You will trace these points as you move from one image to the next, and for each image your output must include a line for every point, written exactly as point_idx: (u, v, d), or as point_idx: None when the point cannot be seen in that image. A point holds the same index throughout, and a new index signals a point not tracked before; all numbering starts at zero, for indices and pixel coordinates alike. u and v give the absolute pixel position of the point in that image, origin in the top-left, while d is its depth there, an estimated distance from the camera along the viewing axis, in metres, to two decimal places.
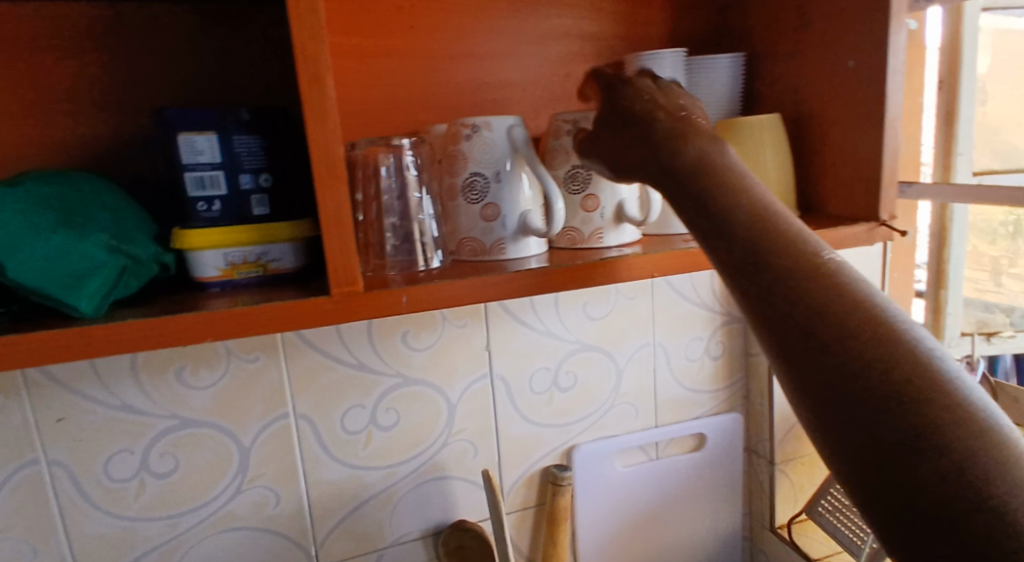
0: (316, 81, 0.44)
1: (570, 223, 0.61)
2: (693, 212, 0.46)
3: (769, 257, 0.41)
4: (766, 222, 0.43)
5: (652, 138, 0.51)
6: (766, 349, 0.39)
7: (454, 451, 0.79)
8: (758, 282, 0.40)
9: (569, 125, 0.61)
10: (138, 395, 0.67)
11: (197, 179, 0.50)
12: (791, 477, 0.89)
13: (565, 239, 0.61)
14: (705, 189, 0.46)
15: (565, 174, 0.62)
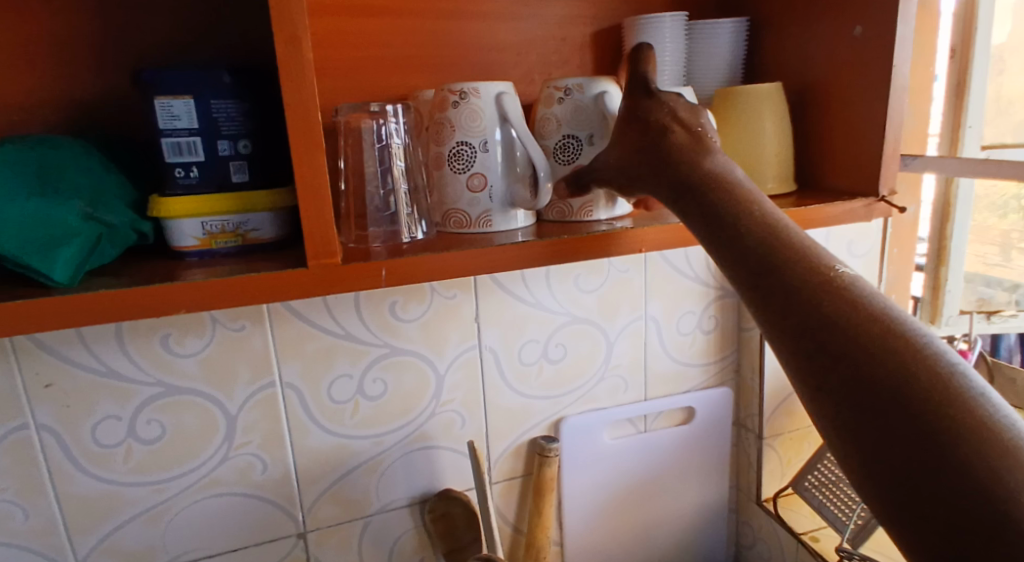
0: (294, 41, 0.42)
1: (559, 195, 0.60)
2: (706, 224, 0.47)
3: (781, 268, 0.42)
4: (778, 236, 0.44)
5: (661, 151, 0.51)
6: (786, 357, 0.40)
7: (442, 422, 0.79)
8: (771, 291, 0.42)
9: (560, 93, 0.59)
10: (125, 362, 0.66)
11: (174, 144, 0.48)
12: (779, 451, 0.90)
13: (555, 213, 0.60)
14: (720, 202, 0.47)
15: (555, 144, 0.60)
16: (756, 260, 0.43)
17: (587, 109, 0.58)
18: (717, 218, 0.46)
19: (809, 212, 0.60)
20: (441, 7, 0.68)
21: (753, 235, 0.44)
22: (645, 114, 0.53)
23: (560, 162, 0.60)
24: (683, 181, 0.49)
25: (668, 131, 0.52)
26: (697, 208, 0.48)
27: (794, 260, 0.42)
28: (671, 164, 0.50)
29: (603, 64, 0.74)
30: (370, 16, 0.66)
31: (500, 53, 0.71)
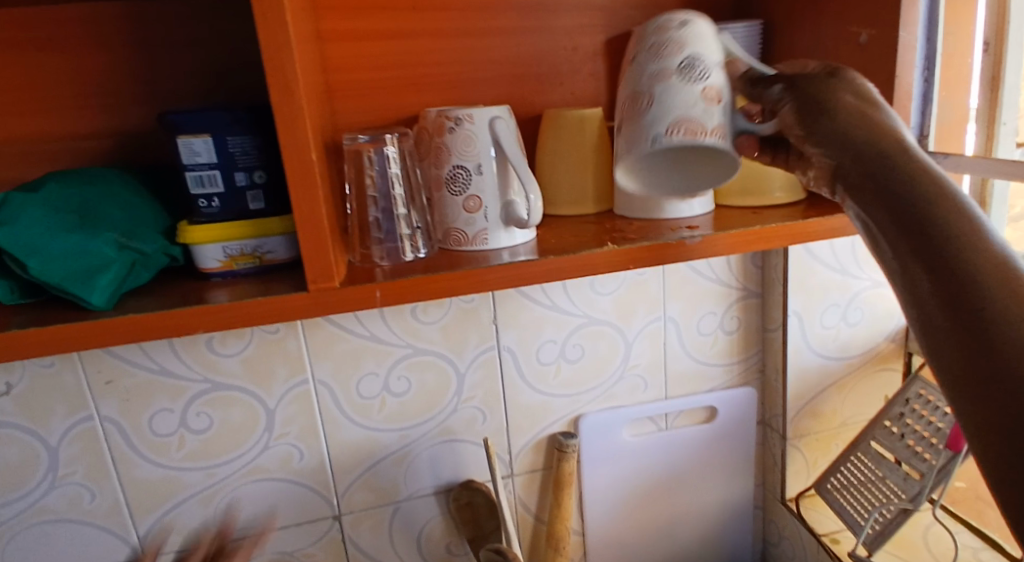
0: (287, 90, 0.46)
1: (687, 113, 0.54)
2: (880, 203, 0.45)
3: (945, 240, 0.41)
4: (954, 221, 0.41)
5: (836, 127, 0.50)
6: (937, 350, 0.39)
7: (465, 418, 0.84)
8: (924, 258, 0.41)
9: (675, 22, 0.57)
10: (175, 361, 0.74)
11: (197, 178, 0.54)
12: (804, 451, 0.90)
13: (683, 134, 0.53)
14: (898, 180, 0.45)
15: (678, 64, 0.55)
16: (915, 232, 0.42)
17: (708, 42, 0.57)
18: (891, 194, 0.45)
19: (810, 226, 0.61)
20: (451, 28, 0.71)
21: (927, 211, 0.42)
22: (839, 90, 0.51)
23: (686, 80, 0.55)
24: (864, 156, 0.47)
25: (848, 110, 0.50)
26: (866, 188, 0.46)
27: (962, 237, 0.40)
28: (854, 137, 0.48)
29: (613, 72, 0.75)
30: (382, 40, 0.70)
31: (510, 68, 0.73)
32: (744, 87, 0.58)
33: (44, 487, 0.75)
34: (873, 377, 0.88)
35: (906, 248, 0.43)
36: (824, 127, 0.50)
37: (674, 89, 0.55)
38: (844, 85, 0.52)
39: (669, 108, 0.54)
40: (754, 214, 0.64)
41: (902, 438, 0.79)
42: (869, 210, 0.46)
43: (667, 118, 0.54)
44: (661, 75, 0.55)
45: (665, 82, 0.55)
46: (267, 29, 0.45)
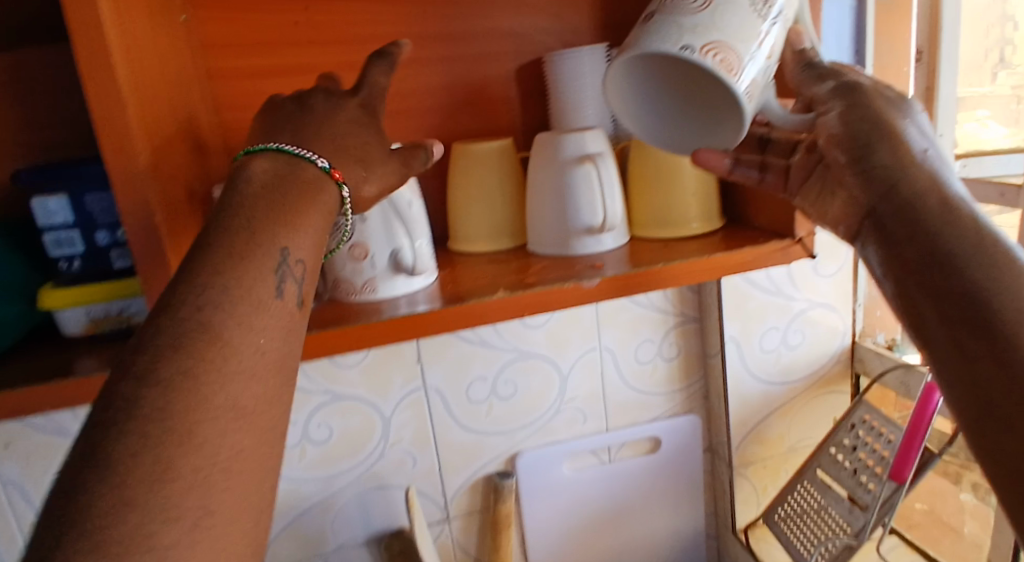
0: (122, 148, 0.41)
1: (731, 40, 0.43)
2: (917, 249, 0.42)
3: (985, 296, 0.39)
4: (996, 276, 0.39)
5: (868, 159, 0.45)
6: (962, 405, 0.40)
7: (393, 462, 0.80)
8: (974, 327, 0.39)
9: None
10: (74, 421, 0.69)
11: (54, 239, 0.50)
12: (752, 479, 0.86)
13: (715, 59, 0.43)
14: (937, 229, 0.42)
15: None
16: (966, 295, 0.40)
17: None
18: (942, 256, 0.41)
19: (716, 260, 0.56)
20: (351, 60, 0.66)
21: (967, 263, 0.40)
22: (878, 109, 0.46)
23: (752, 11, 0.45)
24: (911, 209, 0.43)
25: (886, 138, 0.45)
26: (908, 247, 0.43)
27: (1009, 294, 0.39)
28: (888, 173, 0.45)
29: (527, 99, 0.72)
30: (277, 74, 0.65)
31: (418, 99, 0.69)
32: (793, 66, 0.50)
33: None
34: (818, 400, 0.85)
35: (957, 312, 0.40)
36: (871, 165, 0.45)
37: (739, 13, 0.44)
38: (896, 107, 0.47)
39: (720, 27, 0.44)
40: (665, 247, 0.60)
41: (851, 470, 0.75)
42: (906, 251, 0.43)
43: (708, 33, 0.43)
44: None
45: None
46: (93, 83, 0.40)
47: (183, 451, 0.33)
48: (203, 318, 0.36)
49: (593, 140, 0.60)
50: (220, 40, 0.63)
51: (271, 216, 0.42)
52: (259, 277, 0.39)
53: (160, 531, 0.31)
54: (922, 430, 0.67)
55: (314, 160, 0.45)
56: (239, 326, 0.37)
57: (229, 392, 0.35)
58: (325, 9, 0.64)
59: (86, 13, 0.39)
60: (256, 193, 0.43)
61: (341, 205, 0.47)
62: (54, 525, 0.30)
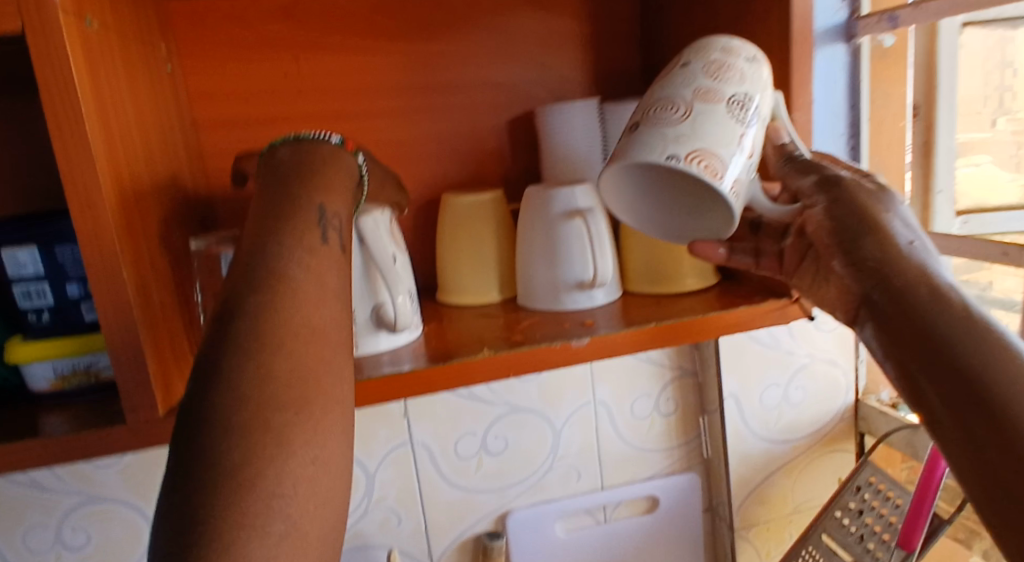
0: (90, 207, 0.39)
1: (712, 146, 0.43)
2: (907, 331, 0.41)
3: (981, 368, 0.37)
4: (989, 349, 0.37)
5: (855, 246, 0.45)
6: (972, 481, 0.36)
7: (377, 521, 0.77)
8: (972, 401, 0.37)
9: (749, 53, 0.46)
10: (46, 474, 0.67)
11: (24, 291, 0.48)
12: (755, 542, 0.82)
13: (699, 167, 0.43)
14: (927, 309, 0.41)
15: (732, 93, 0.45)
16: (959, 377, 0.38)
17: (767, 92, 0.47)
18: (935, 339, 0.39)
19: (711, 319, 0.53)
20: (338, 110, 0.66)
21: (959, 338, 0.38)
22: (861, 199, 0.46)
23: (730, 116, 0.44)
24: (901, 296, 0.42)
25: (870, 227, 0.45)
26: (902, 330, 0.41)
27: (1004, 367, 0.37)
28: (873, 260, 0.44)
29: (516, 150, 0.71)
30: (264, 123, 0.65)
31: (406, 150, 0.68)
32: (777, 161, 0.52)
33: None
34: (821, 460, 0.82)
35: (954, 395, 0.37)
36: (861, 259, 0.45)
37: (717, 120, 0.44)
38: (877, 199, 0.47)
39: (701, 136, 0.43)
40: (657, 303, 0.58)
41: (858, 536, 0.71)
42: (897, 335, 0.41)
43: (688, 142, 0.43)
44: (710, 96, 0.44)
45: (711, 104, 0.44)
46: (63, 139, 0.38)
47: (273, 386, 0.34)
48: (268, 269, 0.37)
49: (582, 195, 0.59)
50: (206, 90, 0.63)
51: (308, 183, 0.43)
52: (308, 230, 0.40)
53: (276, 451, 0.32)
54: (931, 496, 0.65)
55: (327, 139, 0.48)
56: (303, 274, 0.38)
57: (305, 328, 0.36)
58: (314, 61, 0.64)
59: (57, 67, 0.38)
60: (294, 168, 0.45)
61: (360, 174, 0.49)
62: (183, 454, 0.31)
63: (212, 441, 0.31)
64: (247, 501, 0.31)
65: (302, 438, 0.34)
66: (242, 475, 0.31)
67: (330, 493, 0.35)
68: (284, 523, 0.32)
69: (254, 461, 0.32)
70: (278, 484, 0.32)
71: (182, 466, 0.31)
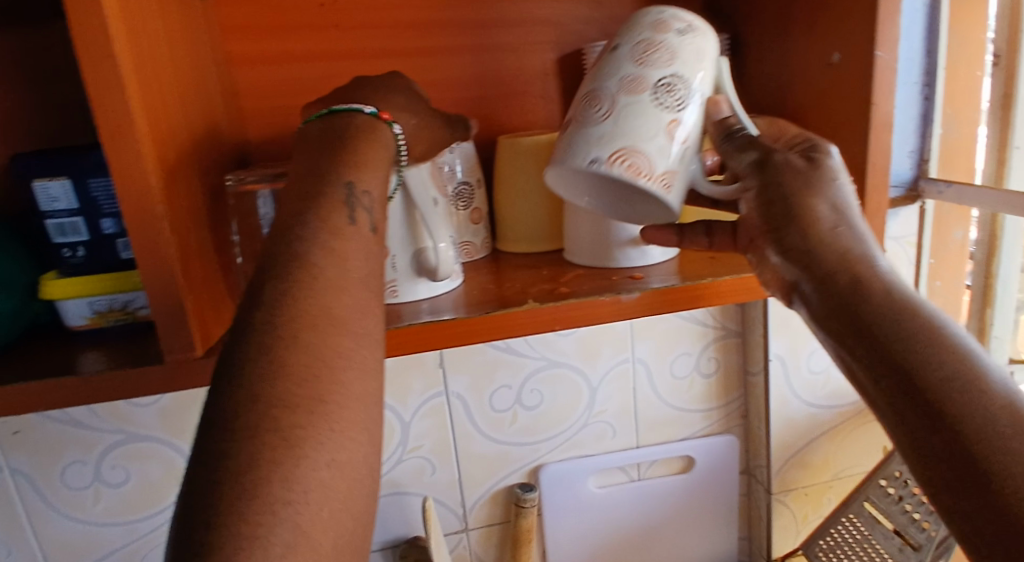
0: (120, 133, 0.37)
1: (636, 142, 0.43)
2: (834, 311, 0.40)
3: (901, 339, 0.36)
4: (908, 320, 0.37)
5: (783, 227, 0.44)
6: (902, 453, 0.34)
7: (412, 469, 0.77)
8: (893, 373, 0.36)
9: (679, 26, 0.45)
10: (85, 411, 0.67)
11: (58, 226, 0.46)
12: (793, 506, 0.80)
13: (623, 165, 0.43)
14: (854, 289, 0.40)
15: (658, 79, 0.44)
16: (885, 357, 0.36)
17: (704, 63, 0.45)
18: (858, 317, 0.39)
19: None
20: (377, 45, 0.62)
21: (881, 313, 0.38)
22: (790, 177, 0.44)
23: (656, 103, 0.44)
24: (827, 281, 0.41)
25: (797, 206, 0.44)
26: (832, 313, 0.40)
27: (921, 336, 0.36)
28: (799, 240, 0.43)
29: (564, 94, 0.67)
30: (299, 59, 0.62)
31: (446, 91, 0.65)
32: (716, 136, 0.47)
33: None
34: (867, 426, 0.79)
35: (880, 369, 0.36)
36: (786, 240, 0.44)
37: (639, 112, 0.44)
38: (809, 173, 0.45)
39: (625, 132, 0.43)
40: (713, 259, 0.55)
41: (898, 501, 0.69)
42: (826, 319, 0.41)
43: (613, 140, 0.43)
44: (634, 86, 0.44)
45: (636, 94, 0.44)
46: (89, 64, 0.36)
47: (289, 390, 0.33)
48: (288, 260, 0.37)
49: None
50: (241, 22, 0.60)
51: (337, 156, 0.42)
52: (335, 210, 0.40)
53: (287, 455, 0.31)
54: None
55: (361, 109, 0.45)
56: (322, 265, 0.37)
57: (325, 322, 0.35)
58: None
59: None
60: (325, 139, 0.44)
61: (397, 147, 0.46)
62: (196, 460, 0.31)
63: (223, 445, 0.30)
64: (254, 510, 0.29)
65: (316, 440, 0.32)
66: (252, 482, 0.30)
67: (347, 495, 0.32)
68: (291, 532, 0.30)
69: (265, 466, 0.30)
70: (290, 487, 0.30)
71: (194, 471, 0.30)
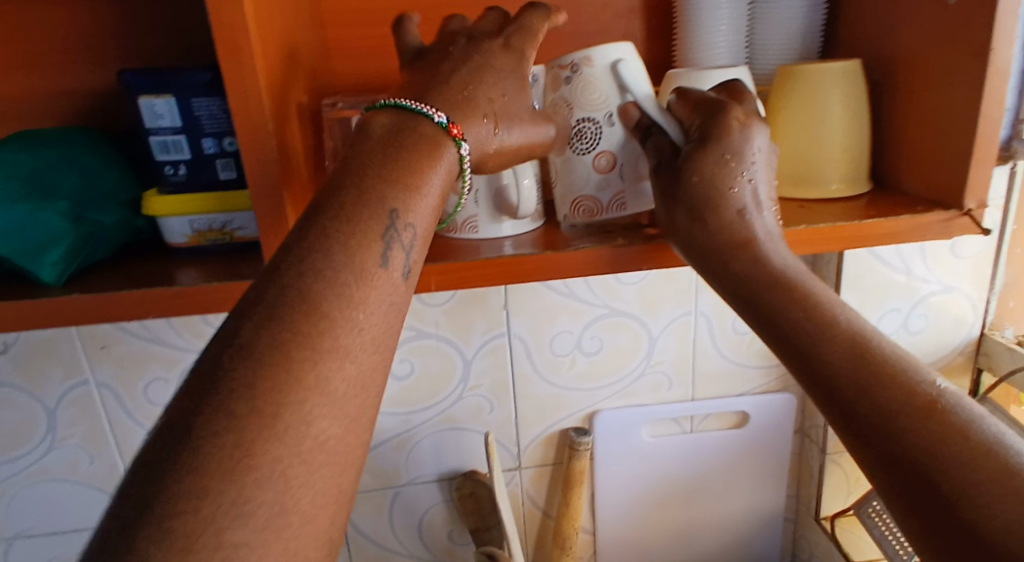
0: (235, 51, 0.38)
1: (580, 191, 0.52)
2: (754, 311, 0.46)
3: (804, 336, 0.43)
4: (811, 311, 0.44)
5: (687, 226, 0.47)
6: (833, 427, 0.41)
7: (471, 407, 0.79)
8: (801, 365, 0.43)
9: (567, 71, 0.51)
10: (167, 330, 0.70)
11: (161, 143, 0.47)
12: (846, 467, 0.80)
13: (580, 209, 0.52)
14: (763, 286, 0.46)
15: (570, 132, 0.51)
16: (795, 350, 0.43)
17: (602, 90, 0.50)
18: (770, 314, 0.45)
19: (866, 227, 0.48)
20: None
21: (784, 308, 0.45)
22: (696, 173, 0.47)
23: (575, 150, 0.52)
24: (742, 283, 0.47)
25: (705, 205, 0.47)
26: (751, 309, 0.47)
27: (821, 327, 0.43)
28: (710, 240, 0.47)
29: (650, 36, 0.65)
30: None
31: None
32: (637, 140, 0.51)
33: (44, 448, 0.73)
34: None
35: (793, 362, 0.44)
36: (690, 236, 0.47)
37: (569, 164, 0.52)
38: (705, 165, 0.47)
39: (568, 186, 0.53)
40: (801, 208, 0.53)
41: None
42: (747, 315, 0.47)
43: (566, 196, 0.53)
44: (558, 146, 0.52)
45: (560, 153, 0.52)
46: None
47: (272, 436, 0.32)
48: (304, 290, 0.35)
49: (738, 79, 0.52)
50: None
51: (381, 173, 0.40)
52: (368, 246, 0.38)
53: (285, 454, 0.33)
54: None
55: (431, 115, 0.42)
56: (339, 300, 0.36)
57: (335, 363, 0.35)
58: None
59: None
60: (370, 147, 0.41)
61: (461, 167, 0.44)
62: (208, 430, 0.31)
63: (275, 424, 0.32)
64: (247, 497, 0.31)
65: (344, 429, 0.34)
66: (248, 472, 0.31)
67: None
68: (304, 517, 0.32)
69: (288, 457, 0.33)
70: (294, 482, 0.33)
71: (220, 430, 0.31)
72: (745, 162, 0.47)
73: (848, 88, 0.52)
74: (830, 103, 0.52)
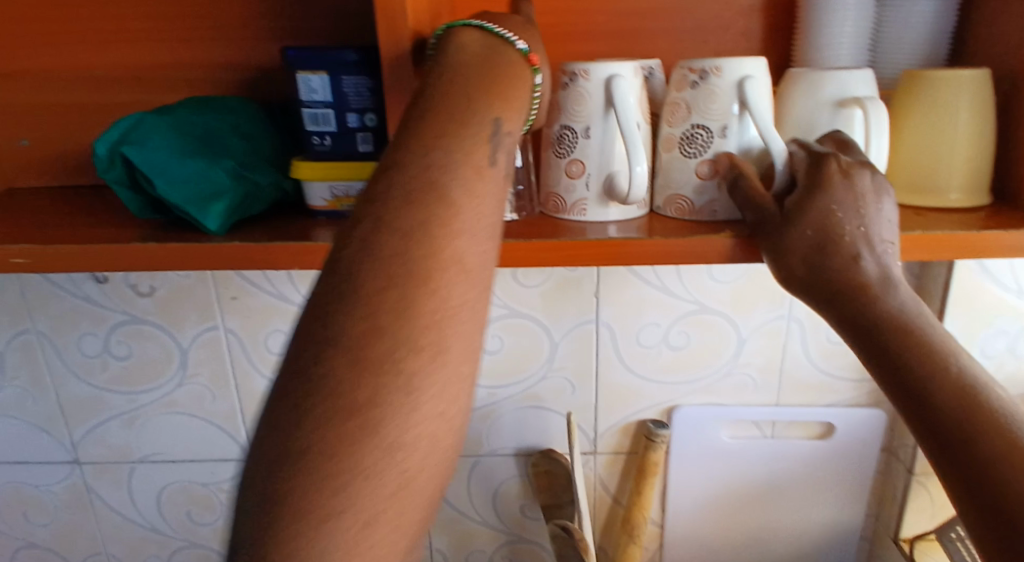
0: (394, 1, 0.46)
1: (678, 189, 0.55)
2: (869, 351, 0.46)
3: (912, 378, 0.43)
4: (926, 356, 0.43)
5: (795, 265, 0.48)
6: (940, 476, 0.41)
7: (553, 388, 0.82)
8: (909, 407, 0.43)
9: (694, 76, 0.53)
10: (289, 286, 0.77)
11: (312, 115, 0.53)
12: (932, 491, 0.77)
13: (673, 207, 0.55)
14: (877, 324, 0.45)
15: (682, 133, 0.54)
16: (905, 392, 0.43)
17: (722, 104, 0.52)
18: (884, 355, 0.45)
19: (981, 239, 0.48)
20: None
21: (897, 350, 0.44)
22: (804, 216, 0.47)
23: (685, 153, 0.54)
24: (857, 322, 0.46)
25: (812, 247, 0.47)
26: (864, 347, 0.46)
27: (932, 373, 0.42)
28: (824, 275, 0.47)
29: (770, 35, 0.66)
30: None
31: (651, 22, 0.65)
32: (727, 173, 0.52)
33: (174, 383, 0.82)
34: None
35: (904, 408, 0.43)
36: (800, 272, 0.48)
37: (674, 162, 0.55)
38: (812, 207, 0.47)
39: (671, 184, 0.55)
40: (918, 216, 0.52)
41: None
42: (862, 354, 0.47)
43: (665, 192, 0.56)
44: (668, 144, 0.55)
45: (669, 151, 0.55)
46: None
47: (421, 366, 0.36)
48: (420, 192, 0.37)
49: (861, 84, 0.53)
50: None
51: (485, 83, 0.43)
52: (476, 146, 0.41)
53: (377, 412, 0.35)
54: None
55: (514, 42, 0.46)
56: (464, 193, 0.39)
57: (430, 331, 0.37)
58: None
59: None
60: (469, 60, 0.44)
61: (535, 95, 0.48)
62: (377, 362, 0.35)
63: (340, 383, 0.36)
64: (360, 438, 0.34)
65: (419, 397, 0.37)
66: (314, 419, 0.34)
67: None
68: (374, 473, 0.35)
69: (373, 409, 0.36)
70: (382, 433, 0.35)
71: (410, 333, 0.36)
72: (858, 207, 0.47)
73: (978, 98, 0.51)
74: (954, 118, 0.52)
